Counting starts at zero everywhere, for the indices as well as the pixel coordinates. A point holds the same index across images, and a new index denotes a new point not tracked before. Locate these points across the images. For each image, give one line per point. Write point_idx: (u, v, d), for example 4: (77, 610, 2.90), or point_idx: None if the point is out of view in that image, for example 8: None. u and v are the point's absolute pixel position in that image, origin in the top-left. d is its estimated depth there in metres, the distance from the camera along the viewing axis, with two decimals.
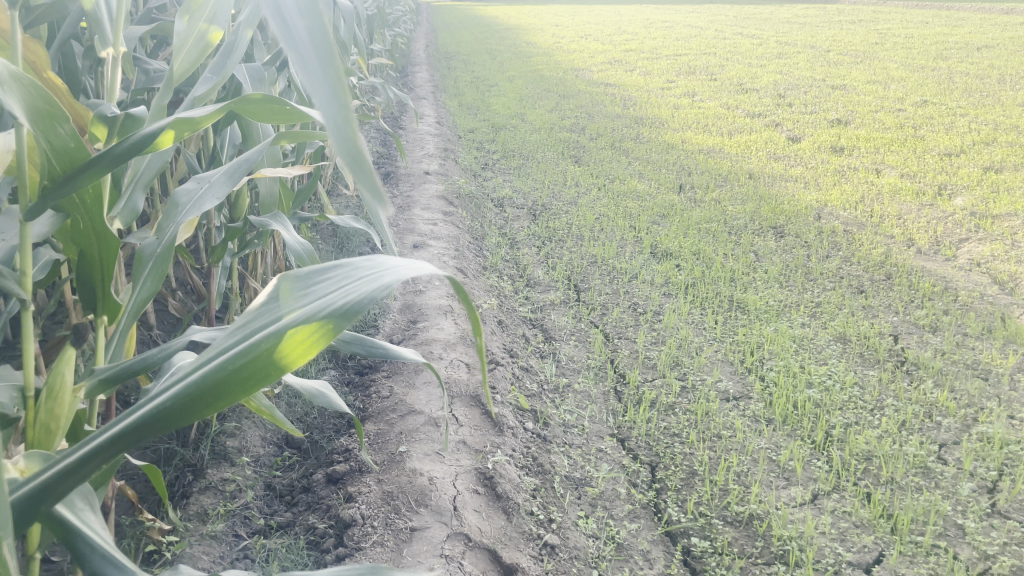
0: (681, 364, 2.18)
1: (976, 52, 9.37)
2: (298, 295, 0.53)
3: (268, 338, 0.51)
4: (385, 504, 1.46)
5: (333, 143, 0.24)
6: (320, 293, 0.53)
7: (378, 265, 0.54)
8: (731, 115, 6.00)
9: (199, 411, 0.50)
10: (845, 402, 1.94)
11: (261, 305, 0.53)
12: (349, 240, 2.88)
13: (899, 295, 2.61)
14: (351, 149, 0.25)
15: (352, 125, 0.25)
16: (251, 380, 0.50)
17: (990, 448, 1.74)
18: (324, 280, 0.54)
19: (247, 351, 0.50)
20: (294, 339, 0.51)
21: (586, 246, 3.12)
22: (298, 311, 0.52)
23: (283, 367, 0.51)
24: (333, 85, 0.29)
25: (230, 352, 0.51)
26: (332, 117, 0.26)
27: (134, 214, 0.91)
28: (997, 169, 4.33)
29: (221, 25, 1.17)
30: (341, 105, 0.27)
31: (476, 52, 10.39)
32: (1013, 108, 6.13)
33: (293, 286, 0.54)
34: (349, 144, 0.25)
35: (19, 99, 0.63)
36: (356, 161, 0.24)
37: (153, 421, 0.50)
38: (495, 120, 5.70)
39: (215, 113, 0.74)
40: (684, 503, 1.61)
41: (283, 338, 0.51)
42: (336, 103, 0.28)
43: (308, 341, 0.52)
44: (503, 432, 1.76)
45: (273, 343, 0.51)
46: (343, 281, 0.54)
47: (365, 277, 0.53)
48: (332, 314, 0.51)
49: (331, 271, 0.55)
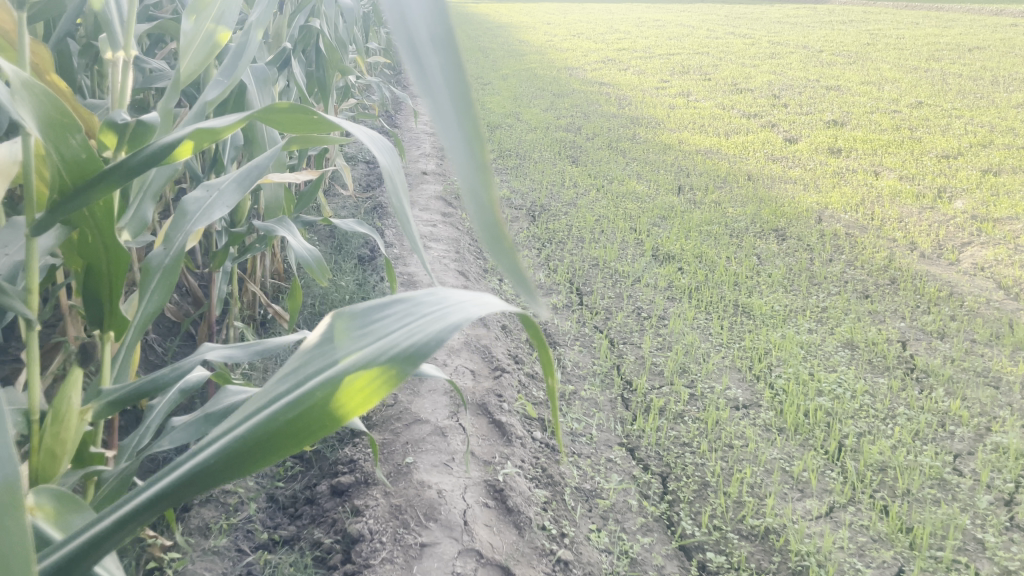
0: (689, 371, 2.14)
1: (967, 54, 9.39)
2: (356, 337, 0.46)
3: (320, 386, 0.43)
4: (394, 518, 1.41)
5: (470, 224, 0.14)
6: (381, 332, 0.45)
7: (449, 301, 0.45)
8: (727, 116, 5.97)
9: (244, 470, 0.42)
10: (856, 411, 1.91)
11: (314, 347, 0.46)
12: (347, 242, 2.83)
13: (905, 300, 2.58)
14: (494, 213, 0.15)
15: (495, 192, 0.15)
16: (302, 434, 0.43)
17: (1006, 459, 1.72)
18: (385, 317, 0.46)
19: (297, 401, 0.43)
20: (352, 387, 0.43)
21: (587, 248, 3.09)
22: (357, 353, 0.44)
23: (339, 420, 0.43)
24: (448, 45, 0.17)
25: (280, 401, 0.43)
26: (453, 101, 0.16)
27: (142, 224, 0.87)
28: (996, 172, 4.32)
29: (229, 26, 1.13)
30: (451, 46, 0.17)
31: (468, 50, 10.33)
32: (1007, 109, 6.13)
33: (350, 326, 0.47)
34: (487, 206, 0.15)
35: (30, 108, 0.59)
36: (496, 242, 0.15)
37: (190, 482, 0.43)
38: (490, 119, 5.65)
39: (237, 124, 0.70)
40: (698, 516, 1.58)
41: (338, 385, 0.43)
42: (446, 46, 0.17)
43: (369, 390, 0.44)
44: (511, 442, 1.71)
45: (327, 392, 0.43)
46: (406, 318, 0.45)
47: (432, 313, 0.45)
48: (393, 357, 0.42)
49: (392, 306, 0.47)
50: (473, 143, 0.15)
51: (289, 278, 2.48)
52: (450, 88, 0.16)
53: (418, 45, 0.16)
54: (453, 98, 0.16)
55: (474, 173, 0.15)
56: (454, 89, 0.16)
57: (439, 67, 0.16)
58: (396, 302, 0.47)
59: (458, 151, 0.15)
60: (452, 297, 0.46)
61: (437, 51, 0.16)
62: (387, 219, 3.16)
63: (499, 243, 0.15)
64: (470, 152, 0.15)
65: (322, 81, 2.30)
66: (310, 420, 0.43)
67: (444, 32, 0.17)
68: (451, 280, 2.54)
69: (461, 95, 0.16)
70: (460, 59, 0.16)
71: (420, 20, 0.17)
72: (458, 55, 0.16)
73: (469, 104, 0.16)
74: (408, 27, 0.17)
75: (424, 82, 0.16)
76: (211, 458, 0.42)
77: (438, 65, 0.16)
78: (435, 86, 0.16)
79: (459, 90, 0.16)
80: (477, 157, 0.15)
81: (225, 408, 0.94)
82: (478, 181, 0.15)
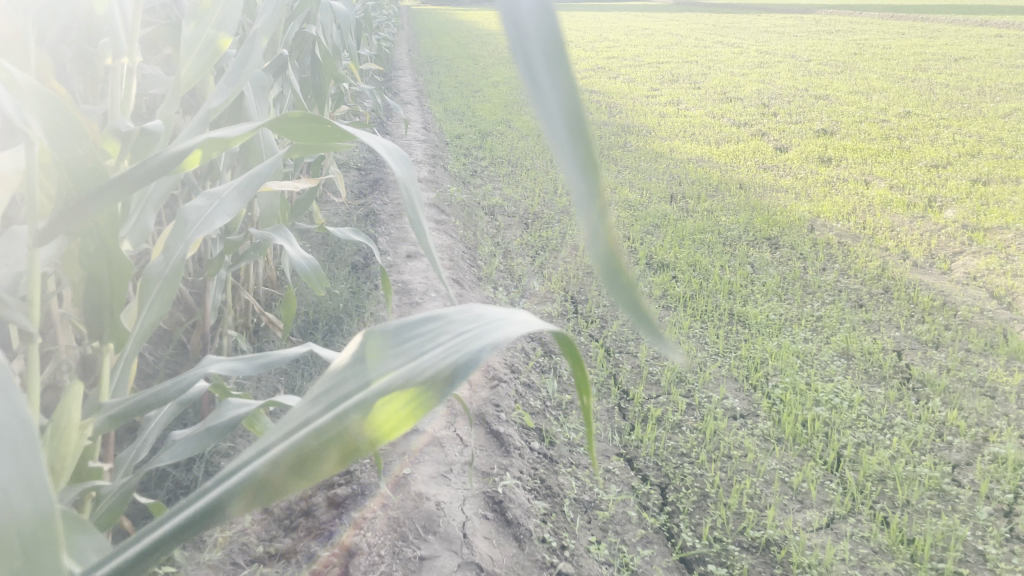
0: (685, 380, 2.13)
1: (953, 64, 9.45)
2: (390, 356, 0.44)
3: (356, 410, 0.42)
4: (392, 531, 1.39)
5: (586, 248, 0.14)
6: (416, 353, 0.44)
7: (485, 320, 0.44)
8: (717, 124, 5.99)
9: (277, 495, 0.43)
10: (854, 421, 1.90)
11: (345, 367, 0.44)
12: (340, 249, 2.81)
13: (900, 310, 2.59)
14: (608, 255, 0.15)
15: (606, 218, 0.14)
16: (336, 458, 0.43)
17: (1004, 470, 1.72)
18: (418, 336, 0.45)
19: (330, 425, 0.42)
20: (387, 409, 0.43)
21: (581, 257, 3.08)
22: (389, 375, 0.43)
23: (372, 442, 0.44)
24: (560, 64, 0.16)
25: (313, 425, 0.43)
26: (568, 126, 0.15)
27: (145, 234, 0.85)
28: (985, 182, 4.34)
29: (230, 31, 1.11)
30: (565, 67, 0.16)
31: (457, 58, 10.33)
32: (995, 119, 6.18)
33: (382, 344, 0.45)
34: (601, 232, 0.14)
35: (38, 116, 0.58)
36: (610, 268, 0.15)
37: (224, 506, 0.43)
38: (481, 127, 5.64)
39: (247, 133, 0.69)
40: (698, 528, 1.57)
41: (373, 410, 0.42)
42: (557, 64, 0.16)
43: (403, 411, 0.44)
44: (510, 453, 1.70)
45: (362, 416, 0.42)
46: (441, 337, 0.44)
47: (467, 333, 0.43)
48: (434, 383, 0.41)
49: (424, 322, 0.46)
50: (583, 161, 0.15)
51: (282, 286, 2.46)
52: (566, 112, 0.15)
53: (534, 70, 0.16)
54: (566, 119, 0.15)
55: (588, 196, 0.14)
56: (569, 110, 0.15)
57: (546, 89, 0.16)
58: (429, 318, 0.46)
59: (573, 174, 0.15)
60: (486, 316, 0.45)
61: (547, 71, 0.16)
62: (380, 227, 3.14)
63: (613, 279, 0.15)
64: (582, 167, 0.15)
65: (318, 88, 2.28)
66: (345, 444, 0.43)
67: (559, 55, 0.16)
68: (446, 289, 2.52)
69: (571, 113, 0.15)
70: (574, 81, 0.16)
71: (534, 45, 0.17)
72: (572, 78, 0.16)
73: (582, 128, 0.15)
74: (519, 55, 0.17)
75: (535, 103, 0.15)
76: (241, 483, 0.43)
77: (550, 92, 0.16)
78: (548, 106, 0.15)
79: (574, 111, 0.15)
80: (589, 170, 0.14)
81: (228, 421, 0.92)
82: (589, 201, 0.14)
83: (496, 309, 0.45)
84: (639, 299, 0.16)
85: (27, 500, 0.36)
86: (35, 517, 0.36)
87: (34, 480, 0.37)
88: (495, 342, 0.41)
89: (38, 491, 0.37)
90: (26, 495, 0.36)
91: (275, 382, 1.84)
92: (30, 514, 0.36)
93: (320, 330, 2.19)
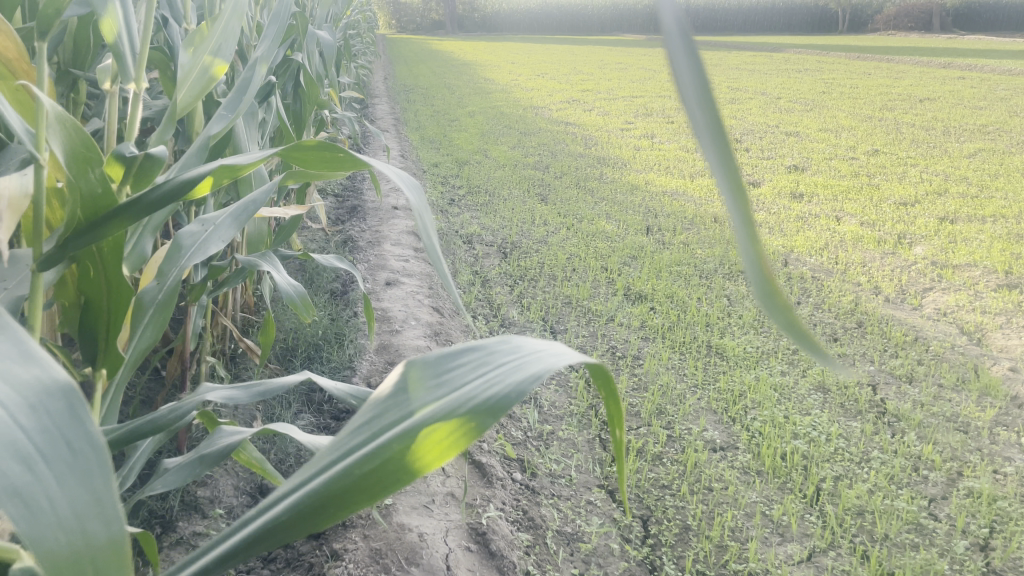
0: (666, 412, 2.14)
1: (918, 104, 9.70)
2: (431, 386, 0.46)
3: (396, 438, 0.44)
4: (374, 563, 1.36)
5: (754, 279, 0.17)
6: (455, 383, 0.45)
7: (525, 353, 0.46)
8: (691, 158, 6.06)
9: (321, 522, 0.43)
10: (832, 455, 1.92)
11: (387, 398, 0.46)
12: (318, 275, 2.80)
13: (873, 344, 2.63)
14: (764, 273, 0.18)
15: (761, 249, 0.17)
16: (379, 487, 0.44)
17: (979, 504, 1.75)
18: (457, 366, 0.46)
19: (373, 453, 0.43)
20: (429, 440, 0.44)
21: (560, 287, 3.09)
22: (433, 405, 0.44)
23: (412, 473, 0.44)
24: (709, 94, 0.16)
25: (354, 454, 0.44)
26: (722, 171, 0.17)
27: (142, 259, 0.85)
28: (952, 220, 4.43)
29: (226, 58, 1.11)
30: (702, 71, 0.16)
31: (433, 87, 10.38)
32: (959, 159, 6.32)
33: (423, 374, 0.46)
34: (756, 263, 0.17)
35: (57, 141, 0.61)
36: (765, 287, 0.18)
37: (267, 535, 0.44)
38: (458, 156, 5.66)
39: (256, 162, 0.72)
40: (680, 560, 1.56)
41: (414, 439, 0.44)
42: (706, 95, 0.16)
43: (445, 441, 0.45)
44: (492, 484, 1.70)
45: (404, 445, 0.44)
46: (481, 369, 0.46)
47: (507, 365, 0.45)
48: (471, 410, 0.43)
49: (466, 354, 0.47)
50: (738, 189, 0.17)
51: (260, 312, 2.44)
52: (720, 155, 0.16)
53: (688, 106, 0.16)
54: (714, 136, 0.16)
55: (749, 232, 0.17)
56: (722, 154, 0.16)
57: (695, 101, 0.16)
58: (468, 352, 0.47)
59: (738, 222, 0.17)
60: (528, 346, 0.46)
61: (696, 70, 0.16)
62: (358, 254, 3.13)
63: (768, 293, 0.18)
64: (732, 188, 0.17)
65: (299, 114, 2.28)
66: (387, 472, 0.44)
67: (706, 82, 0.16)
68: (424, 317, 2.51)
69: (724, 145, 0.16)
70: (713, 94, 0.16)
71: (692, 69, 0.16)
72: (717, 102, 0.16)
73: (725, 138, 0.17)
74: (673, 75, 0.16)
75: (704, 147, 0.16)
76: (284, 513, 0.44)
77: (707, 127, 0.16)
78: (703, 126, 0.16)
79: (727, 153, 0.16)
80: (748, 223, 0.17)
81: (219, 450, 0.90)
82: (752, 249, 0.17)
83: (533, 342, 0.46)
84: (791, 312, 0.19)
85: (101, 529, 0.36)
86: (108, 542, 0.36)
87: (106, 507, 0.36)
88: (535, 375, 0.43)
89: (111, 518, 0.36)
90: (99, 523, 0.36)
91: (252, 410, 1.83)
92: (104, 541, 0.35)
93: (300, 358, 2.17)
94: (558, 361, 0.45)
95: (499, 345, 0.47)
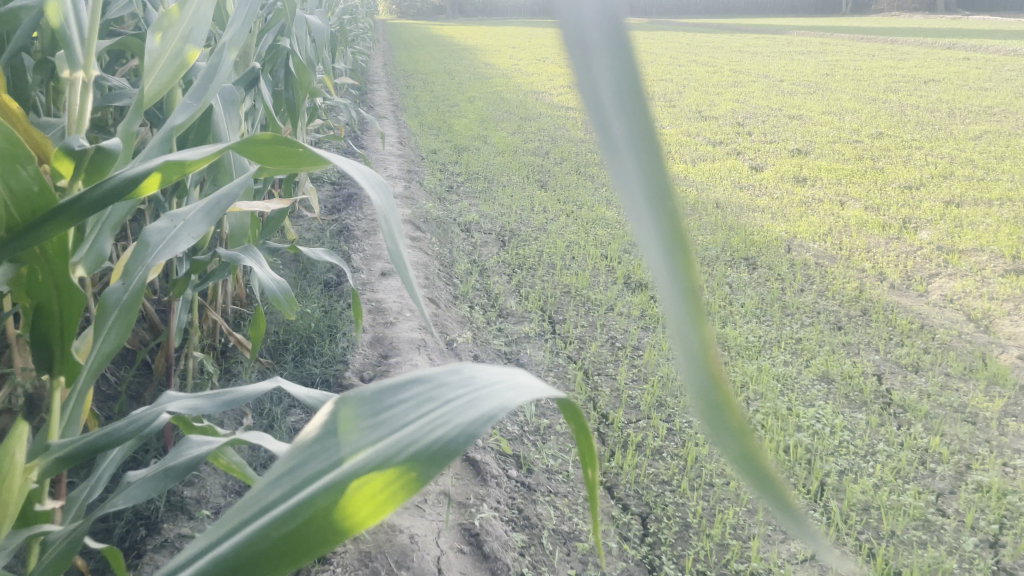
0: (665, 405, 2.09)
1: (924, 85, 9.56)
2: (366, 428, 0.44)
3: (323, 493, 0.43)
4: (363, 566, 1.32)
5: (683, 374, 0.11)
6: (393, 426, 0.44)
7: (475, 387, 0.45)
8: (693, 142, 5.97)
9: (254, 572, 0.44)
10: (837, 447, 1.87)
11: (315, 441, 0.44)
12: (311, 266, 2.75)
13: (878, 332, 2.57)
14: (710, 366, 0.11)
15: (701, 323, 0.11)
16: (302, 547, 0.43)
17: (989, 499, 1.70)
18: (400, 403, 0.46)
19: (297, 511, 0.43)
20: (360, 493, 0.43)
21: (559, 275, 3.03)
22: (367, 453, 0.43)
23: (343, 530, 0.43)
24: (639, 129, 0.11)
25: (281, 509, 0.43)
26: (649, 194, 0.11)
27: (100, 258, 0.80)
28: (958, 203, 4.35)
29: (198, 45, 1.06)
30: (636, 83, 0.11)
31: (431, 72, 10.26)
32: (965, 141, 6.22)
33: (357, 413, 0.45)
34: (698, 359, 0.11)
35: None
36: (714, 406, 0.11)
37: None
38: (457, 142, 5.59)
39: (208, 158, 0.67)
40: (680, 560, 1.51)
41: (344, 494, 0.43)
42: (624, 115, 0.11)
43: (382, 495, 0.43)
44: (486, 483, 1.66)
45: (331, 500, 0.43)
46: (425, 407, 0.45)
47: (455, 401, 0.44)
48: (411, 458, 0.42)
49: (411, 387, 0.47)
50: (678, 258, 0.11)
51: (250, 305, 2.39)
52: (646, 170, 0.11)
53: (599, 109, 0.11)
54: (638, 156, 0.11)
55: (683, 301, 0.11)
56: (649, 173, 0.11)
57: (597, 72, 0.11)
58: (412, 386, 0.46)
59: (662, 270, 0.11)
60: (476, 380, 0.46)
61: (617, 61, 0.11)
62: (354, 243, 3.08)
63: (716, 407, 0.11)
64: (672, 255, 0.11)
65: (290, 103, 2.22)
66: (315, 530, 0.43)
67: (628, 74, 0.11)
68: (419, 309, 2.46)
69: (650, 173, 0.11)
70: (642, 99, 0.11)
71: (599, 56, 0.11)
72: (643, 111, 0.11)
73: (656, 158, 0.11)
74: (579, 69, 0.11)
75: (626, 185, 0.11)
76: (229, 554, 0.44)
77: (627, 145, 0.11)
78: (620, 144, 0.11)
79: (654, 175, 0.11)
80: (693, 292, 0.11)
81: (185, 463, 0.85)
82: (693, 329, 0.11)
83: (480, 380, 0.45)
84: (759, 445, 0.12)
85: None
86: None
87: None
88: (481, 422, 0.42)
89: None
90: None
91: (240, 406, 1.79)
92: None
93: (290, 351, 2.11)
94: (509, 398, 0.44)
95: (448, 378, 0.46)
